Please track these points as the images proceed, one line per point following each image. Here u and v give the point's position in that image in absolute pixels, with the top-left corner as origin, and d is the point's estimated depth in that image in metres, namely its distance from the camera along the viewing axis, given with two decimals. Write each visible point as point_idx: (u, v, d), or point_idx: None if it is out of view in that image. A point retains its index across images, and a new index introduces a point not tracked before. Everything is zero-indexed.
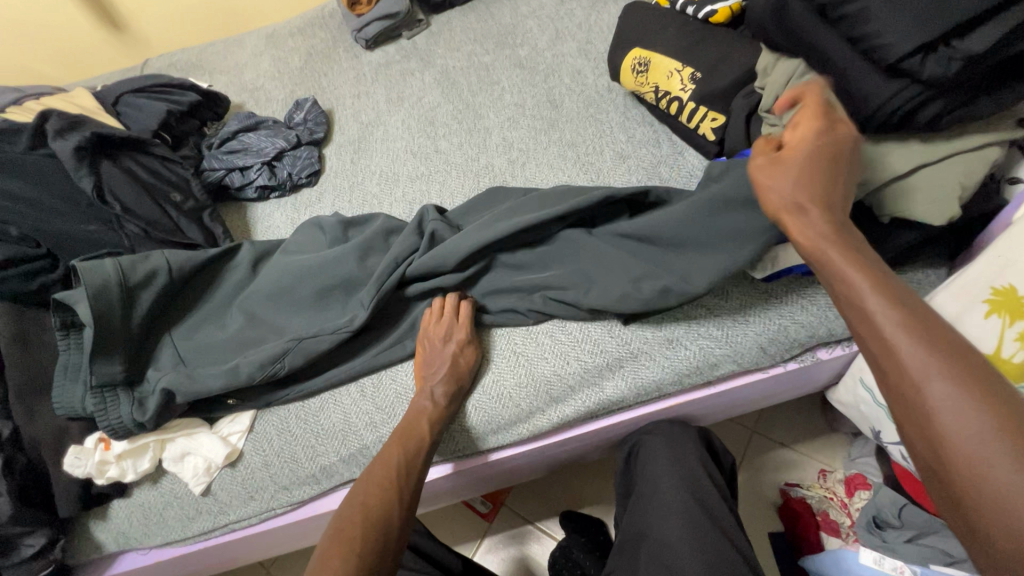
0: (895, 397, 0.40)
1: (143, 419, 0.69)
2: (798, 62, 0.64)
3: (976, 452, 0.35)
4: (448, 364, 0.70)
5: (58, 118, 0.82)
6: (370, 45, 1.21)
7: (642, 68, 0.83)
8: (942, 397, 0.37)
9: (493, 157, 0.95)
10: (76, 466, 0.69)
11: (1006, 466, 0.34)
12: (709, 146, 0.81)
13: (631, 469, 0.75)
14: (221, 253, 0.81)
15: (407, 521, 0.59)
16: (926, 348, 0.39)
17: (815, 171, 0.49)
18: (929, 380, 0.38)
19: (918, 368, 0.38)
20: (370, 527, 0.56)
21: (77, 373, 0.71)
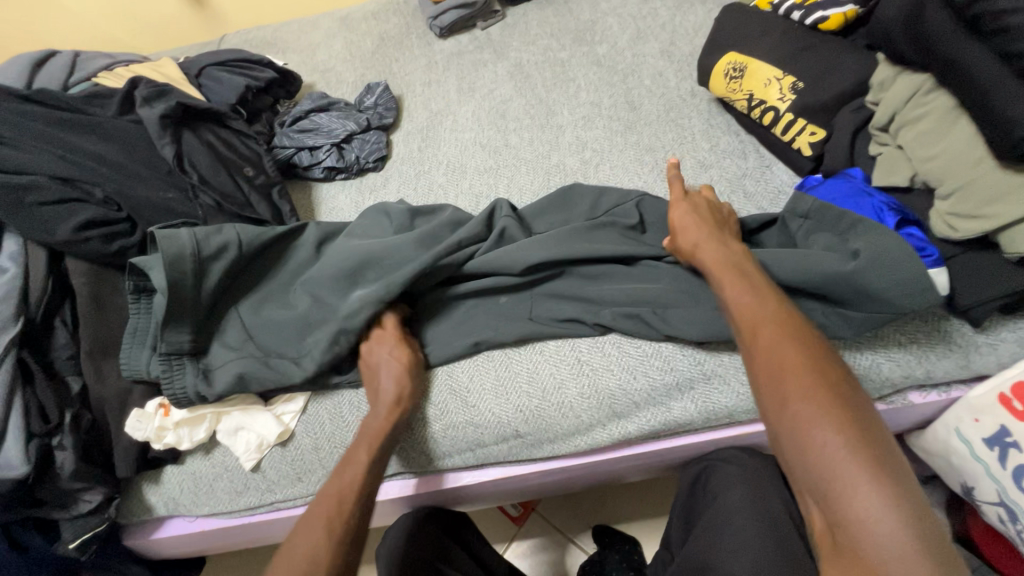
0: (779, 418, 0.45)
1: (207, 392, 0.69)
2: (927, 77, 0.60)
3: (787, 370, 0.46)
4: (389, 394, 0.66)
5: (146, 86, 0.85)
6: (444, 33, 1.20)
7: (737, 74, 0.78)
8: (815, 415, 0.43)
9: (565, 156, 0.92)
10: (137, 429, 0.70)
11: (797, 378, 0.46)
12: (803, 162, 0.75)
13: (699, 498, 0.71)
14: (290, 231, 0.81)
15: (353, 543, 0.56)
16: (804, 377, 0.45)
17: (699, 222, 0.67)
18: (806, 401, 0.44)
19: (800, 394, 0.45)
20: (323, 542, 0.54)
21: (145, 338, 0.72)
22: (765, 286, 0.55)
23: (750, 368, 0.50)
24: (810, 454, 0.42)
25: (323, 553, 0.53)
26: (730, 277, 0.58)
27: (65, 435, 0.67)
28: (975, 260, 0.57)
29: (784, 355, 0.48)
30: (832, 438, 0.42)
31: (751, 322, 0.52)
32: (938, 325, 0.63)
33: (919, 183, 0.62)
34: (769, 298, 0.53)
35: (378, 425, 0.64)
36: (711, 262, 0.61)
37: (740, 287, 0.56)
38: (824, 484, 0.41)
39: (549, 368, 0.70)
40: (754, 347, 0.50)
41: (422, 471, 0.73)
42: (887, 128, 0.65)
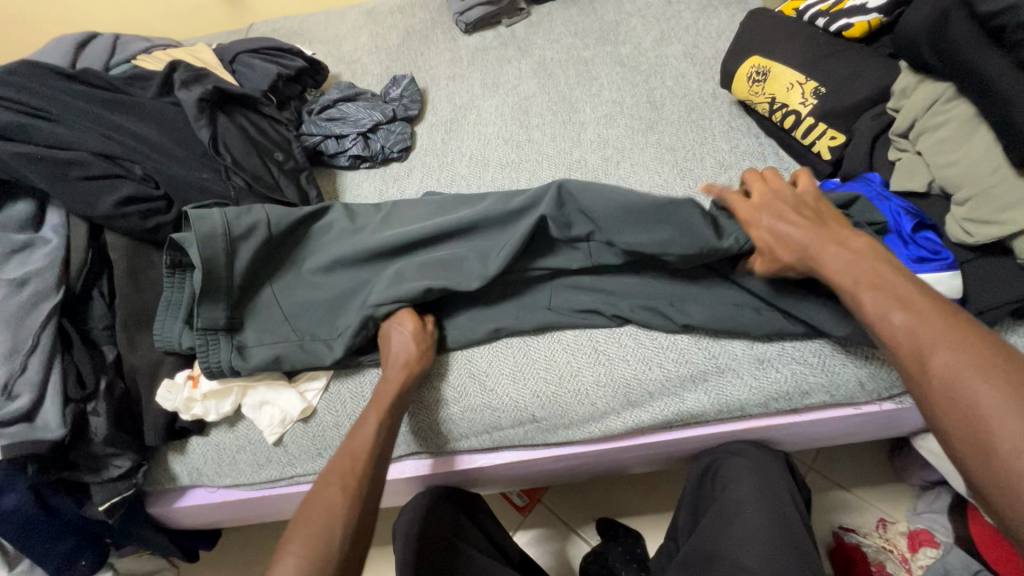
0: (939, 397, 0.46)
1: (243, 367, 0.72)
2: (949, 86, 0.61)
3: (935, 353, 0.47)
4: (400, 363, 0.69)
5: (184, 70, 0.88)
6: (469, 29, 1.22)
7: (760, 77, 0.80)
8: (1001, 419, 0.41)
9: (587, 153, 0.94)
10: (166, 400, 0.72)
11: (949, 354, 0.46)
12: (822, 166, 0.76)
13: (707, 489, 0.73)
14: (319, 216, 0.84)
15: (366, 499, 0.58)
16: (986, 380, 0.43)
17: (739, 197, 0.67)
18: (979, 403, 0.43)
19: (959, 381, 0.44)
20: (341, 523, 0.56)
21: (177, 311, 0.74)
22: (907, 285, 0.52)
23: (906, 375, 0.49)
24: (998, 460, 0.41)
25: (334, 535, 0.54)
26: (845, 277, 0.55)
27: (100, 401, 0.70)
28: (990, 265, 0.59)
29: (944, 359, 0.46)
30: (1015, 438, 0.40)
31: (895, 325, 0.50)
32: None
33: (936, 189, 0.64)
34: (917, 300, 0.50)
35: (384, 402, 0.66)
36: (813, 256, 0.58)
37: (871, 289, 0.53)
38: (1003, 487, 0.40)
39: (568, 356, 0.72)
40: (910, 355, 0.48)
41: (440, 451, 0.75)
42: (907, 134, 0.66)
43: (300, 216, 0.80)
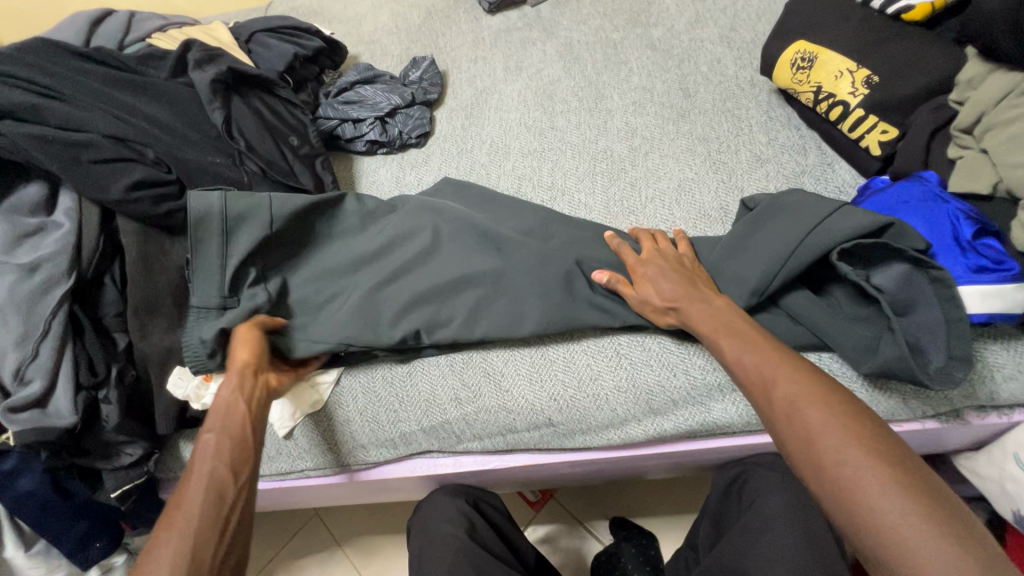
0: (814, 473, 0.44)
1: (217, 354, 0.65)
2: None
3: (813, 427, 0.45)
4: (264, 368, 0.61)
5: (198, 50, 0.85)
6: (492, 9, 1.17)
7: (805, 64, 0.74)
8: (861, 469, 0.42)
9: (613, 142, 0.89)
10: (177, 386, 0.71)
11: (833, 434, 0.44)
12: (870, 162, 0.71)
13: (732, 501, 0.70)
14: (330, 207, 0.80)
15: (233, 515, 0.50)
16: (845, 433, 0.44)
17: (670, 267, 0.65)
18: (841, 453, 0.43)
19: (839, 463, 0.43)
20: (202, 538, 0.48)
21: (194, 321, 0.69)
22: (772, 346, 0.53)
23: (774, 432, 0.48)
24: (865, 515, 0.40)
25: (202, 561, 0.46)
26: (727, 339, 0.56)
27: (111, 388, 0.69)
28: None
29: (810, 415, 0.46)
30: (873, 489, 0.41)
31: (767, 381, 0.50)
32: (1008, 343, 0.59)
33: (1002, 191, 0.58)
34: (779, 357, 0.52)
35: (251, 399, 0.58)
36: (701, 322, 0.59)
37: (750, 349, 0.53)
38: (882, 543, 0.39)
39: (587, 359, 0.69)
40: (779, 412, 0.48)
41: (454, 450, 0.73)
42: (972, 129, 0.60)
43: (313, 205, 0.77)
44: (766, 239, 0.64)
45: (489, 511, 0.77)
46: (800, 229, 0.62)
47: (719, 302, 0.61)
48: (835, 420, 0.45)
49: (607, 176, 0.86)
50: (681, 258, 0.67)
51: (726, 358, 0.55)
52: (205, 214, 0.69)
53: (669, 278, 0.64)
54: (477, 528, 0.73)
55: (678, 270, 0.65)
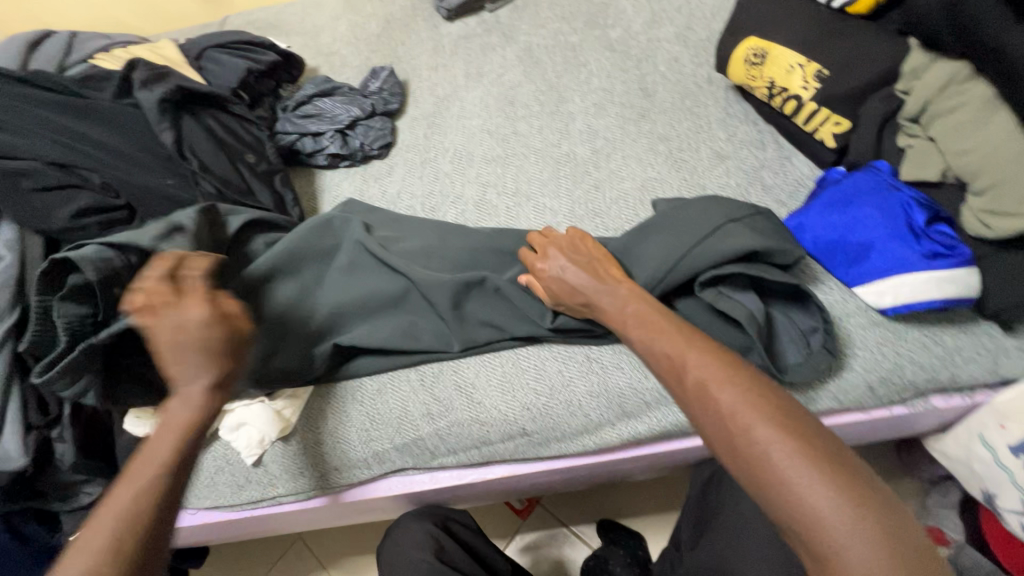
0: (743, 467, 0.43)
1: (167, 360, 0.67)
2: (965, 64, 0.56)
3: (739, 418, 0.44)
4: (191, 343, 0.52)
5: (144, 68, 0.82)
6: (450, 16, 1.16)
7: (758, 60, 0.74)
8: (788, 459, 0.41)
9: (576, 145, 0.89)
10: (135, 421, 0.69)
11: (756, 423, 0.43)
12: (826, 154, 0.71)
13: (709, 500, 0.70)
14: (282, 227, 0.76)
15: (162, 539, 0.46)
16: (759, 415, 0.43)
17: (580, 260, 0.64)
18: (757, 437, 0.43)
19: (767, 452, 0.42)
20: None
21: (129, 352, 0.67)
22: (685, 332, 0.52)
23: (691, 419, 0.48)
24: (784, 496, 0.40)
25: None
26: (636, 329, 0.56)
27: (66, 427, 0.66)
28: (1009, 262, 0.54)
29: (721, 401, 0.45)
30: (791, 471, 0.41)
31: (680, 369, 0.49)
32: (966, 327, 0.59)
33: (951, 178, 0.59)
34: (694, 344, 0.51)
35: (190, 409, 0.52)
36: (612, 313, 0.59)
37: (660, 336, 0.53)
38: (800, 524, 0.40)
39: (558, 366, 0.68)
40: (693, 399, 0.47)
41: (431, 466, 0.72)
42: (918, 118, 0.61)
43: None
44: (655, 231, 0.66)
45: (459, 529, 0.76)
46: (708, 223, 0.64)
47: (623, 290, 0.60)
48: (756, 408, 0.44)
49: (571, 179, 0.86)
50: (586, 248, 0.66)
51: (638, 348, 0.55)
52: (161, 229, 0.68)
53: (581, 273, 0.62)
54: (447, 548, 0.72)
55: (585, 262, 0.64)
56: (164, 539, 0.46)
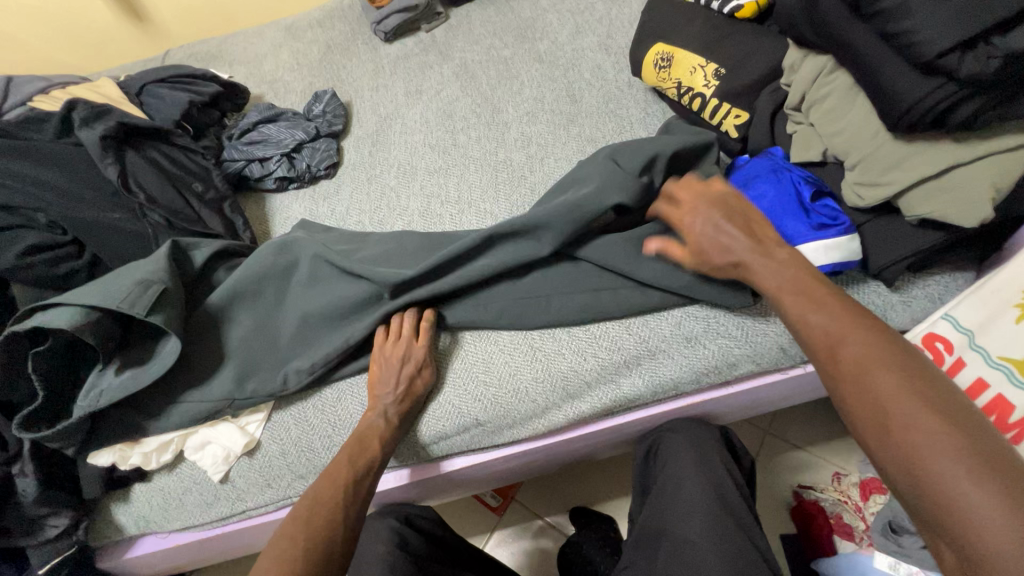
0: (885, 446, 0.44)
1: (133, 389, 0.69)
2: (828, 58, 0.64)
3: (888, 396, 0.45)
4: (409, 384, 0.69)
5: (84, 107, 0.84)
6: (389, 38, 1.21)
7: (665, 63, 0.82)
8: (933, 439, 0.42)
9: (511, 152, 0.95)
10: (99, 454, 0.72)
11: (905, 401, 0.44)
12: (731, 144, 0.79)
13: (651, 468, 0.77)
14: (251, 262, 0.80)
15: (352, 536, 0.58)
16: (907, 400, 0.44)
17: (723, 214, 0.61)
18: (911, 427, 0.43)
19: (901, 419, 0.44)
20: (319, 522, 0.57)
21: (96, 395, 0.69)
22: (843, 304, 0.51)
23: (839, 396, 0.48)
24: (920, 472, 0.42)
25: (337, 540, 0.56)
26: (793, 299, 0.54)
27: (27, 461, 0.68)
28: (883, 229, 0.62)
29: (891, 398, 0.45)
30: (959, 475, 0.40)
31: (835, 344, 0.49)
32: (857, 288, 0.67)
33: (831, 158, 0.67)
34: (848, 317, 0.50)
35: (370, 431, 0.67)
36: (772, 284, 0.56)
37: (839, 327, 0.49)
38: (948, 514, 0.40)
39: (505, 359, 0.73)
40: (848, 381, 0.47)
41: (411, 463, 0.75)
42: (800, 107, 0.69)
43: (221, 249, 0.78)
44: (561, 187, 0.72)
45: (422, 524, 0.80)
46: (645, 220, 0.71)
47: (779, 254, 0.57)
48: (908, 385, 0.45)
49: (509, 185, 0.92)
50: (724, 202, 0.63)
51: (789, 321, 0.54)
52: (123, 272, 0.71)
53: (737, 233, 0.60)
54: (412, 542, 0.75)
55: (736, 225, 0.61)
56: (354, 530, 0.59)
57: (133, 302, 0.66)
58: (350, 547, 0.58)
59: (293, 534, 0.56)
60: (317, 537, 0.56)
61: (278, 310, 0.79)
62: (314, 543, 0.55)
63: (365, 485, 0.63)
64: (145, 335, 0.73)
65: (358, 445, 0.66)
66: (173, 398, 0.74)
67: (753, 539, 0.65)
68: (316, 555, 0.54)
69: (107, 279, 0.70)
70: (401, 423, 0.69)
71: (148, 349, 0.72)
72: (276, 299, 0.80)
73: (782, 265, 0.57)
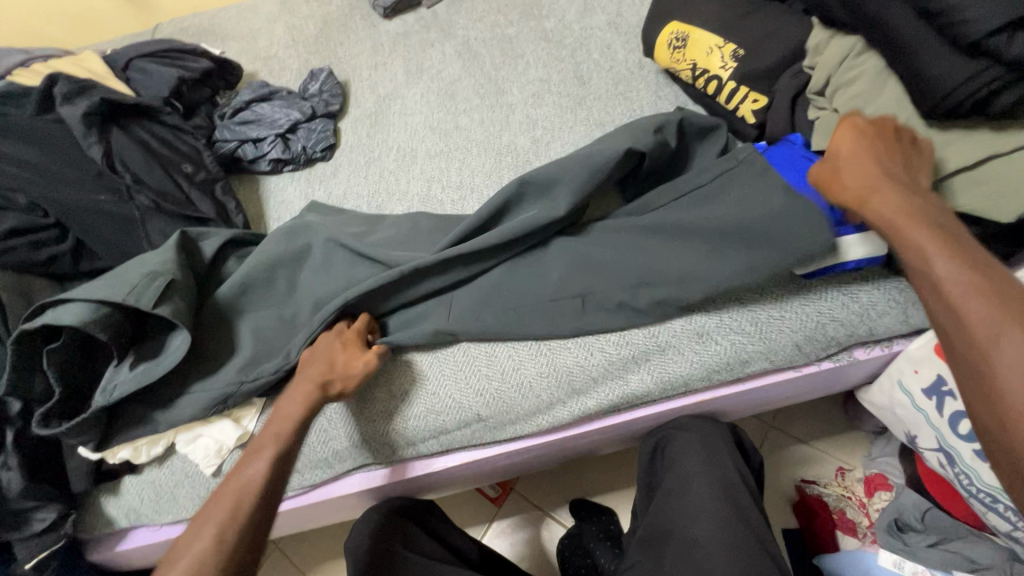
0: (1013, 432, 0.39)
1: (149, 381, 0.66)
2: (857, 40, 0.60)
3: (1021, 385, 0.38)
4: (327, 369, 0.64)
5: (66, 82, 0.80)
6: (388, 13, 1.16)
7: (680, 44, 0.77)
8: None
9: (516, 135, 0.91)
10: (115, 452, 0.70)
11: None
12: (748, 130, 0.75)
13: (657, 467, 0.75)
14: (256, 252, 0.77)
15: (244, 546, 0.52)
16: None
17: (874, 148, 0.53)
18: None
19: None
20: (198, 536, 0.52)
21: (110, 392, 0.66)
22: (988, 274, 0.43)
23: (967, 371, 0.42)
24: None
25: (218, 540, 0.51)
26: (919, 231, 0.47)
27: (9, 455, 0.65)
28: None
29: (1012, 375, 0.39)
30: None
31: (971, 325, 0.42)
32: None
33: None
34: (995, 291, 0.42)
35: (286, 416, 0.62)
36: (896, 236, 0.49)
37: (975, 298, 0.42)
38: None
39: (508, 352, 0.70)
40: (973, 356, 0.41)
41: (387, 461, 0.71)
42: (824, 92, 0.65)
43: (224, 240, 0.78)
44: (569, 175, 0.69)
45: (423, 518, 0.78)
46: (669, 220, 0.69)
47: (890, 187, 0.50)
48: None
49: (513, 170, 0.88)
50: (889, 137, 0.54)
51: (921, 284, 0.47)
52: (135, 264, 0.69)
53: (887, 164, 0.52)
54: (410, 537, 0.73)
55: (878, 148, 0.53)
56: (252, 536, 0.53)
57: (139, 294, 0.64)
58: (232, 555, 0.51)
59: (180, 545, 0.52)
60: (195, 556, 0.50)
61: (270, 300, 0.76)
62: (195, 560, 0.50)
63: (268, 487, 0.57)
64: (159, 327, 0.71)
65: (264, 440, 0.61)
66: (162, 389, 0.71)
67: (764, 544, 0.62)
68: (183, 565, 0.49)
69: (117, 270, 0.68)
70: (313, 407, 0.63)
71: (161, 341, 0.70)
72: (270, 287, 0.76)
73: (891, 212, 0.50)
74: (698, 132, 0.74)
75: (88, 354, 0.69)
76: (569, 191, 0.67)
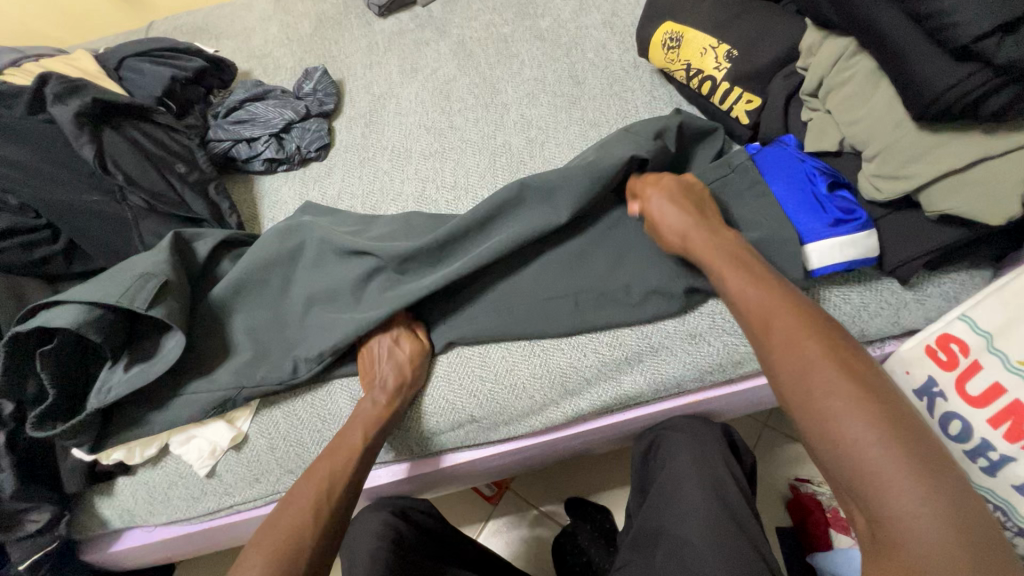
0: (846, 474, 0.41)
1: (145, 381, 0.66)
2: (849, 41, 0.60)
3: (847, 427, 0.42)
4: (392, 376, 0.66)
5: (57, 81, 0.78)
6: (383, 12, 1.15)
7: (674, 44, 0.77)
8: (885, 466, 0.39)
9: (510, 135, 0.91)
10: (108, 453, 0.70)
11: (867, 435, 0.41)
12: (742, 130, 0.75)
13: (650, 467, 0.75)
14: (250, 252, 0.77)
15: (327, 543, 0.55)
16: (870, 428, 0.41)
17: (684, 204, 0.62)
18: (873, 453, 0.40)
19: (863, 445, 0.41)
20: (285, 528, 0.54)
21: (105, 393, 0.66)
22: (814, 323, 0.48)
23: (801, 418, 0.45)
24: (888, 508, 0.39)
25: (307, 540, 0.53)
26: (733, 272, 0.55)
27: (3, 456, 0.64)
28: (901, 224, 0.59)
29: (846, 421, 0.42)
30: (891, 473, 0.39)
31: (801, 375, 0.45)
32: (870, 284, 0.64)
33: (848, 147, 0.63)
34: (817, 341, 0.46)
35: (371, 412, 0.64)
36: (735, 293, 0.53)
37: (800, 346, 0.46)
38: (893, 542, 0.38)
39: (501, 352, 0.70)
40: (808, 405, 0.44)
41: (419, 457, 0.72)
42: (817, 92, 0.65)
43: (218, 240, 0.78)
44: (562, 175, 0.69)
45: (418, 517, 0.78)
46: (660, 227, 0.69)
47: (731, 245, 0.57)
48: (871, 418, 0.41)
49: (507, 170, 0.88)
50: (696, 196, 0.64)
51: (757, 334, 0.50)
52: (127, 265, 0.68)
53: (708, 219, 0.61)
54: (406, 537, 0.74)
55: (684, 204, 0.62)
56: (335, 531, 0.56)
57: (133, 296, 0.64)
58: (320, 552, 0.54)
59: (262, 541, 0.53)
60: (278, 548, 0.52)
61: (264, 300, 0.76)
62: (279, 552, 0.52)
63: (344, 483, 0.59)
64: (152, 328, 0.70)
65: (340, 437, 0.63)
66: (155, 390, 0.71)
67: (755, 544, 0.62)
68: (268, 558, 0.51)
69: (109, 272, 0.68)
70: (390, 407, 0.65)
71: (154, 341, 0.69)
72: (263, 287, 0.76)
73: (736, 271, 0.54)
74: (692, 132, 0.74)
75: (81, 355, 0.69)
76: (563, 192, 0.67)
